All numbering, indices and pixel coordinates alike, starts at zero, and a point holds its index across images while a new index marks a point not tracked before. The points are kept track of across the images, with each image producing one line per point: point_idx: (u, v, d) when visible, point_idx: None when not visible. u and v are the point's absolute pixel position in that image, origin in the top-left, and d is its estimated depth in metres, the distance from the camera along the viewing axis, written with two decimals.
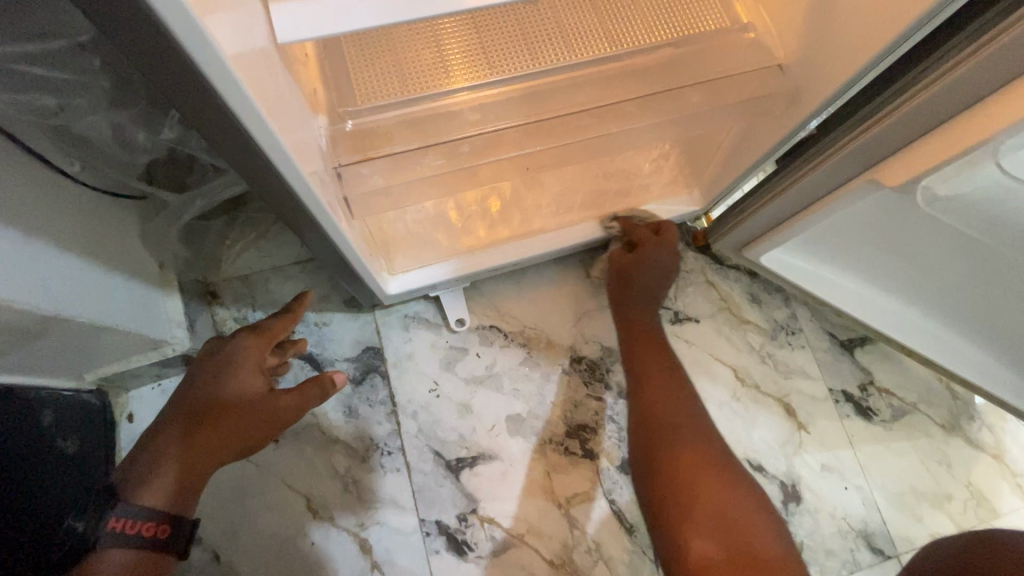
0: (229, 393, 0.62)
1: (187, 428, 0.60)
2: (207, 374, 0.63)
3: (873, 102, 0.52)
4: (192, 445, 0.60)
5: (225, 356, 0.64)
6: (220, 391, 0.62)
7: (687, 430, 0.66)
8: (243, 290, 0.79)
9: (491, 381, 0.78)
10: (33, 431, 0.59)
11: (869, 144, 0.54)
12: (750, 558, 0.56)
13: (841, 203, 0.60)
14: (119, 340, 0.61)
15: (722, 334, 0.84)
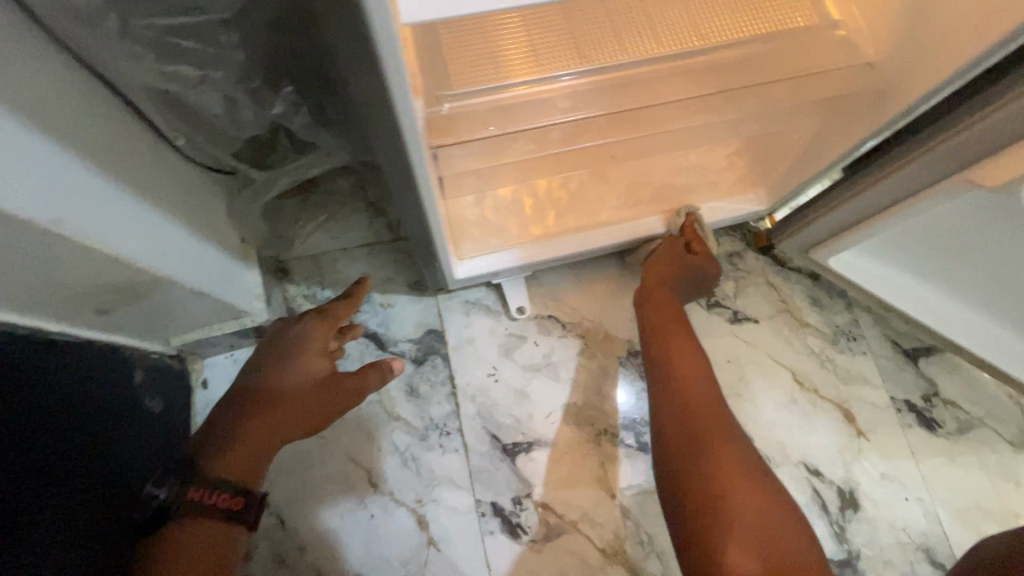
0: (297, 375, 0.63)
1: (257, 404, 0.61)
2: (276, 355, 0.64)
3: (975, 102, 0.51)
4: (267, 417, 0.61)
5: (291, 338, 0.65)
6: (288, 372, 0.63)
7: (728, 432, 0.61)
8: (312, 269, 0.82)
9: (549, 369, 0.80)
10: (129, 389, 0.63)
11: (968, 143, 0.53)
12: (786, 571, 0.51)
13: (928, 205, 0.60)
14: (208, 308, 0.64)
15: (782, 336, 0.83)
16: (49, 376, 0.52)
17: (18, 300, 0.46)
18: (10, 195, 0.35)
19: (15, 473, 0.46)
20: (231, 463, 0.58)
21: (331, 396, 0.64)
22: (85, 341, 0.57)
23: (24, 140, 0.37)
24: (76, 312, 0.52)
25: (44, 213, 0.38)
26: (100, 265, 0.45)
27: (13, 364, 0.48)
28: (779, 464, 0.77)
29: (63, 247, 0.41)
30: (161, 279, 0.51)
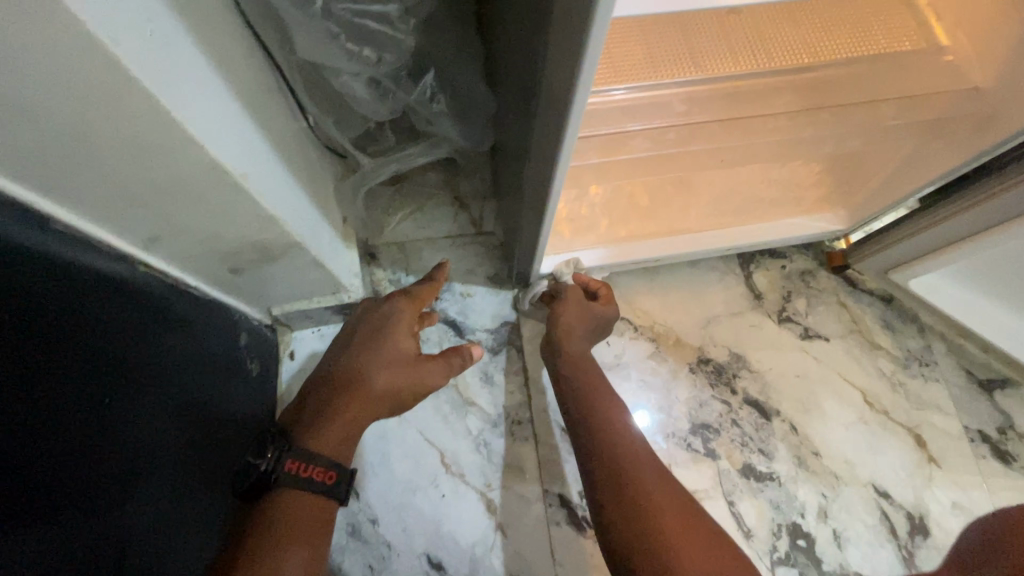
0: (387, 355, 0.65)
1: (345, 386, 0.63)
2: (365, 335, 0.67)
3: None
4: (365, 389, 0.63)
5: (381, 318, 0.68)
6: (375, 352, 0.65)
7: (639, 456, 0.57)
8: (398, 255, 0.86)
9: (620, 369, 0.81)
10: (237, 349, 0.67)
11: None
12: None
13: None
14: (315, 279, 0.68)
15: (853, 356, 0.83)
16: (191, 326, 0.56)
17: (178, 248, 0.50)
18: (217, 143, 0.40)
19: (165, 410, 0.50)
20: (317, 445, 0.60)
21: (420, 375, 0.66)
22: (211, 299, 0.61)
23: (226, 100, 0.42)
24: (213, 268, 0.56)
25: (235, 164, 0.42)
26: (255, 223, 0.50)
27: (168, 310, 0.52)
28: (847, 483, 0.77)
29: (236, 201, 0.45)
30: (294, 242, 0.56)
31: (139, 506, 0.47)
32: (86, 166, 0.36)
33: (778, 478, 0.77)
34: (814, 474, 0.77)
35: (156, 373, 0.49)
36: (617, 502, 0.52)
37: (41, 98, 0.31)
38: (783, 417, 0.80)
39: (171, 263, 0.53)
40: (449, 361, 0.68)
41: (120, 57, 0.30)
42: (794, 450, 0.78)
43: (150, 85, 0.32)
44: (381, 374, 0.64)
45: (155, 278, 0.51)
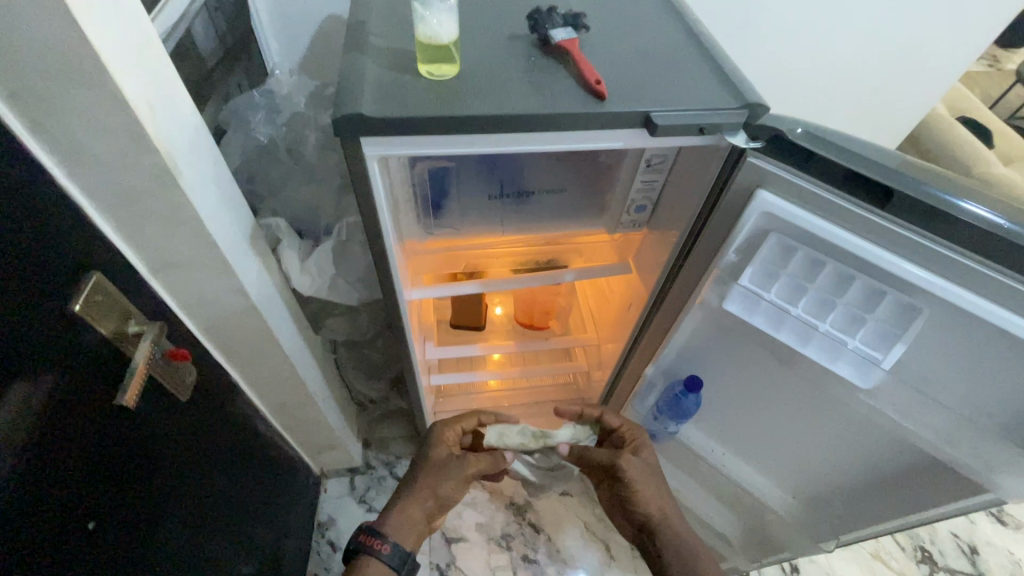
0: (433, 461, 1.09)
1: (428, 473, 1.08)
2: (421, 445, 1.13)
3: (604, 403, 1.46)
4: (441, 486, 1.06)
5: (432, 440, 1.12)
6: (426, 454, 1.10)
7: (665, 505, 1.06)
8: (379, 445, 1.83)
9: (472, 504, 1.74)
10: (308, 490, 1.63)
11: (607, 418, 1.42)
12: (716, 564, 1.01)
13: None
14: (344, 455, 1.67)
15: (583, 503, 1.77)
16: (296, 483, 1.52)
17: (305, 444, 1.51)
18: (333, 420, 1.45)
19: (283, 518, 1.42)
20: (394, 523, 1.00)
21: (444, 471, 1.07)
22: (306, 466, 1.61)
23: (335, 404, 1.47)
24: (312, 450, 1.57)
25: (334, 424, 1.46)
26: (332, 437, 1.52)
27: (294, 476, 1.50)
28: (571, 566, 1.65)
29: (329, 432, 1.48)
30: (341, 443, 1.57)
31: (272, 550, 1.34)
32: (299, 427, 1.40)
33: (540, 562, 1.65)
34: (557, 561, 1.66)
35: (285, 500, 1.43)
36: (682, 554, 1.02)
37: (300, 417, 1.35)
38: (546, 532, 1.71)
39: (302, 450, 1.54)
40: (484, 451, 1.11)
41: (323, 407, 1.34)
42: (549, 548, 1.68)
43: (325, 410, 1.37)
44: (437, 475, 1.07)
45: (295, 462, 1.51)
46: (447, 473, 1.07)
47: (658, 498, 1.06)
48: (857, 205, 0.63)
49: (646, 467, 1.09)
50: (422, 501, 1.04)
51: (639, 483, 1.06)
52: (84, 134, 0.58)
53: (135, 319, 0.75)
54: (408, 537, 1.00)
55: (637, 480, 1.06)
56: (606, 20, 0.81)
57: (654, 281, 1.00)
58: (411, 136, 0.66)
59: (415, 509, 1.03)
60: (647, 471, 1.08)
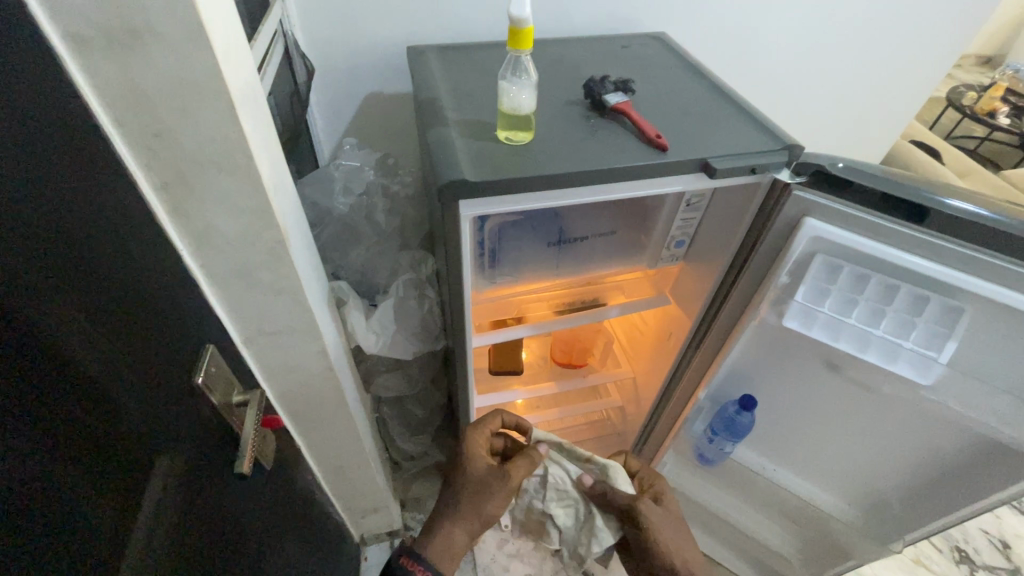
0: (474, 481, 1.01)
1: (468, 496, 1.01)
2: (461, 461, 1.04)
3: (646, 435, 1.49)
4: (484, 508, 1.01)
5: (472, 455, 1.03)
6: (467, 472, 1.01)
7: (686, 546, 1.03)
8: (416, 504, 1.80)
9: (518, 556, 1.71)
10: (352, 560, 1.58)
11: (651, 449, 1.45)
12: None
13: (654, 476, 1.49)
14: (385, 517, 1.64)
15: None
16: (343, 552, 1.47)
17: (350, 509, 1.49)
18: (380, 480, 1.44)
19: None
20: (437, 553, 0.96)
21: (487, 492, 1.01)
22: (349, 534, 1.57)
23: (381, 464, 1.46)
24: (356, 515, 1.54)
25: (381, 485, 1.45)
26: (377, 499, 1.50)
27: (341, 543, 1.46)
28: None
29: (375, 493, 1.46)
30: (385, 504, 1.54)
31: None
32: (348, 490, 1.38)
33: None
34: None
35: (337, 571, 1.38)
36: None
37: (351, 481, 1.34)
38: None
39: (347, 516, 1.51)
40: (519, 465, 1.03)
41: (373, 466, 1.34)
42: None
43: (374, 470, 1.36)
44: (478, 498, 1.01)
45: (342, 529, 1.47)
46: (488, 495, 1.01)
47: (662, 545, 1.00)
48: (896, 223, 0.73)
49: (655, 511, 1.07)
50: (464, 527, 1.00)
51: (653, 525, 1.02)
52: (216, 216, 0.64)
53: (237, 389, 0.77)
54: (449, 566, 0.97)
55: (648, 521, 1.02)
56: (642, 86, 0.93)
57: (698, 308, 1.08)
58: (501, 194, 0.74)
59: (458, 534, 0.99)
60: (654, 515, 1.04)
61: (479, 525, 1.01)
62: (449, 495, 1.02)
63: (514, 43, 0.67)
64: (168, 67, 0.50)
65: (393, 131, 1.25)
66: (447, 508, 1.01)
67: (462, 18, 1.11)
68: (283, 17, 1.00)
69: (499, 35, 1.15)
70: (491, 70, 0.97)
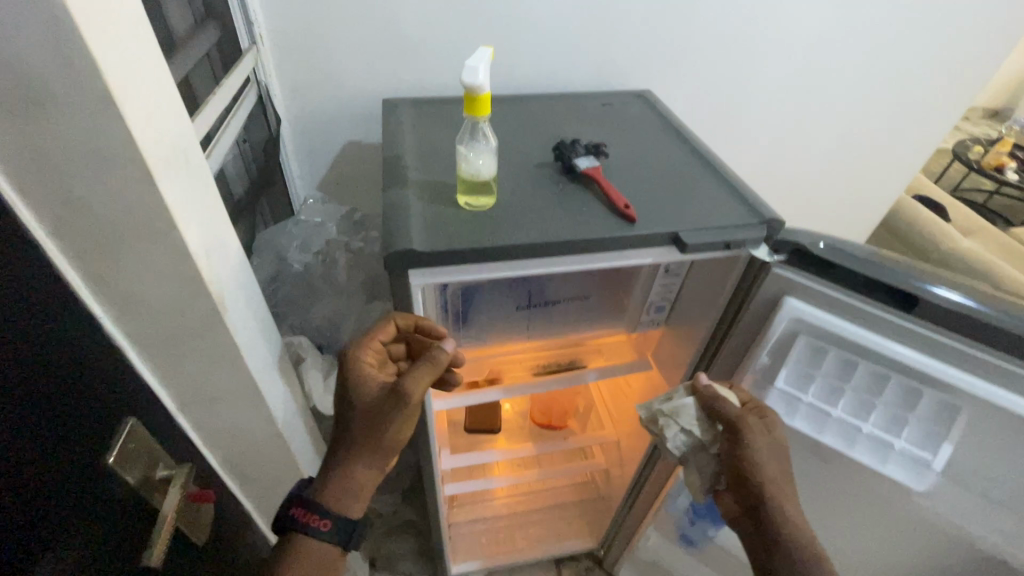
0: (362, 401, 0.74)
1: (359, 425, 0.74)
2: (343, 384, 0.76)
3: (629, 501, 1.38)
4: (392, 438, 0.74)
5: (359, 376, 0.75)
6: (354, 395, 0.74)
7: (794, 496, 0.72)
8: None
9: None
10: None
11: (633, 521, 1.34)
12: None
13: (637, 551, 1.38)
14: None
15: None
16: None
17: None
18: None
19: None
20: (337, 493, 0.72)
21: (382, 419, 0.72)
22: None
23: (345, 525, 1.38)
24: None
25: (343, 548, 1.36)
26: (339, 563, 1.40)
27: None
28: None
29: None
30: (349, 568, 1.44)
31: None
32: None
33: None
34: None
35: None
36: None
37: None
38: None
39: None
40: (423, 372, 0.74)
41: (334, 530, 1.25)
42: None
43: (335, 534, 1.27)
44: (373, 416, 0.73)
45: None
46: (386, 418, 0.72)
47: (761, 452, 0.71)
48: (886, 311, 0.67)
49: (781, 468, 0.72)
50: (364, 458, 0.73)
51: (767, 484, 0.71)
52: (141, 286, 0.59)
53: (162, 465, 0.71)
54: (353, 504, 0.73)
55: (761, 476, 0.71)
56: (618, 148, 0.89)
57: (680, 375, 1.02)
58: (455, 264, 0.69)
59: (359, 471, 0.73)
60: (781, 475, 0.72)
61: (383, 458, 0.75)
62: (338, 429, 0.75)
63: (471, 110, 0.64)
64: (75, 133, 0.46)
65: (371, 179, 1.22)
66: (337, 445, 0.75)
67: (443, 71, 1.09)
68: (257, 68, 0.99)
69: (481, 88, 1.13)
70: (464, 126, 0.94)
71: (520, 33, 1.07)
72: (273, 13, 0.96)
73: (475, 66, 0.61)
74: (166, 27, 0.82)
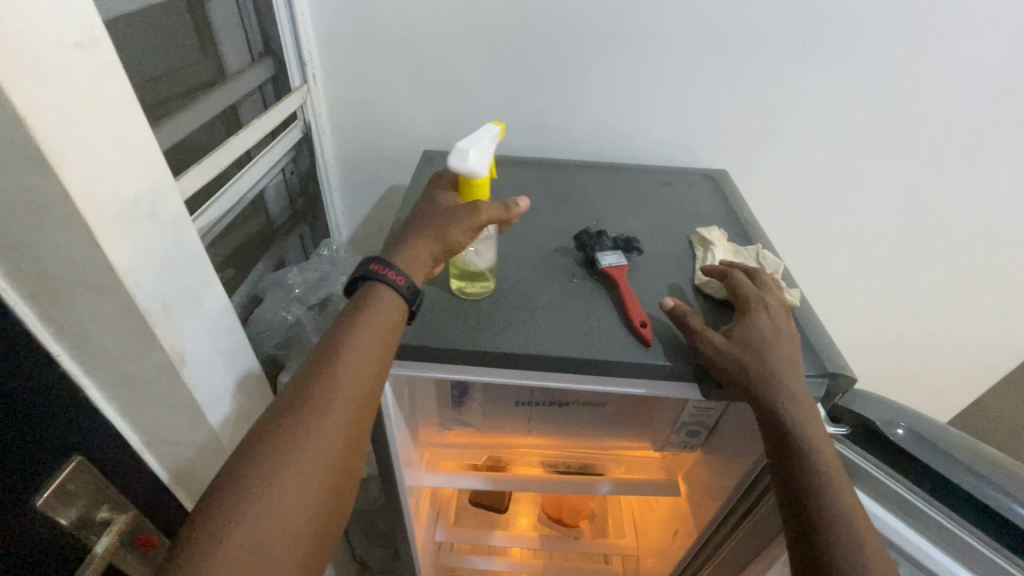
0: (438, 200, 0.62)
1: (436, 209, 0.61)
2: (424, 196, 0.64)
3: None
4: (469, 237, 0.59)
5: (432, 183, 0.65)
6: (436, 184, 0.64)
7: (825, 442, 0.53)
8: None
9: None
10: None
11: None
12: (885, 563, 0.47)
13: None
14: None
15: None
16: None
17: None
18: None
19: None
20: (405, 258, 0.58)
21: (456, 208, 0.59)
22: None
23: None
24: None
25: None
26: None
27: None
28: None
29: None
30: None
31: None
32: None
33: None
34: None
35: None
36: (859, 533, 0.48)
37: None
38: None
39: None
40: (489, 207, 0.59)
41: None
42: None
43: None
44: (456, 205, 0.60)
45: None
46: (465, 204, 0.60)
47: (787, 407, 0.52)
48: (989, 544, 0.46)
49: (778, 370, 0.54)
50: (426, 232, 0.59)
51: (793, 442, 0.52)
52: (98, 332, 0.57)
53: (107, 502, 0.64)
54: (414, 274, 0.58)
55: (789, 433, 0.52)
56: (662, 241, 0.76)
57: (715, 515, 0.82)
58: (426, 360, 0.60)
59: (417, 247, 0.59)
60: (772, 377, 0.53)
61: (439, 241, 0.59)
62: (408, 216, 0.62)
63: (465, 192, 0.60)
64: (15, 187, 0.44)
65: None
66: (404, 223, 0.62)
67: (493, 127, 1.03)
68: (310, 107, 0.99)
69: (531, 147, 1.05)
70: (493, 192, 0.86)
71: (580, 94, 0.98)
72: (331, 57, 0.96)
73: (467, 146, 0.57)
74: (220, 65, 0.84)
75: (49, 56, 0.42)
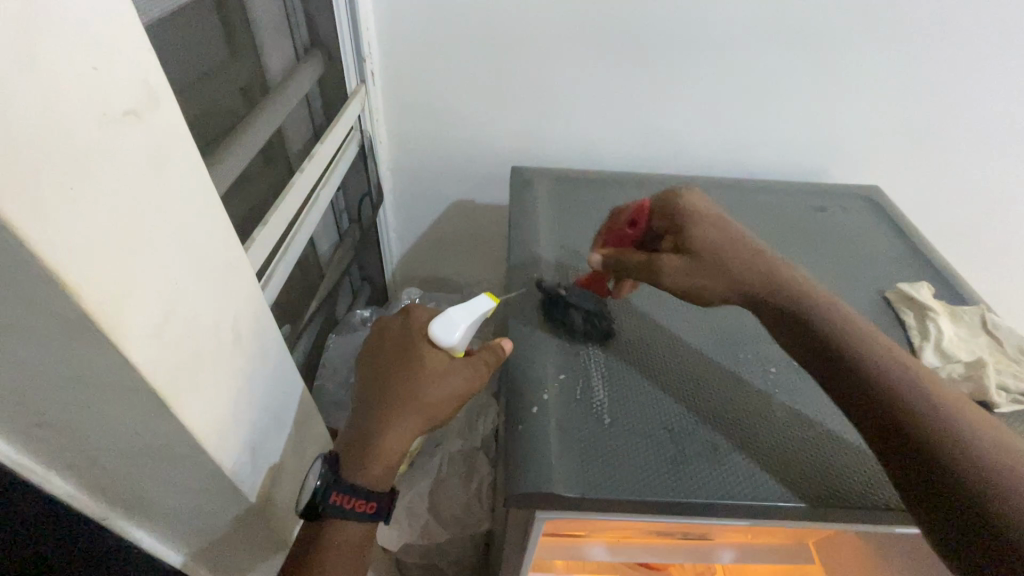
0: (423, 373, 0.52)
1: (412, 383, 0.52)
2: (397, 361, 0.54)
3: None
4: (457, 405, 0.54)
5: (404, 331, 0.56)
6: (414, 373, 0.52)
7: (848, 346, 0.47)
8: None
9: None
10: None
11: None
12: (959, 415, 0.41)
13: None
14: None
15: None
16: None
17: None
18: None
19: None
20: (380, 463, 0.51)
21: (446, 381, 0.52)
22: None
23: None
24: None
25: None
26: None
27: None
28: None
29: None
30: None
31: None
32: None
33: None
34: None
35: None
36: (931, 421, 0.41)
37: None
38: None
39: None
40: (480, 362, 0.53)
41: None
42: None
43: None
44: (444, 373, 0.52)
45: None
46: (449, 379, 0.52)
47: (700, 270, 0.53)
48: None
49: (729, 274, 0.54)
50: (407, 417, 0.51)
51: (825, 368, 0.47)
52: (154, 491, 0.40)
53: None
54: (392, 478, 0.53)
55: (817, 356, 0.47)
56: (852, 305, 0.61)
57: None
58: (614, 503, 0.44)
59: (394, 437, 0.51)
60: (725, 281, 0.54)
61: (424, 419, 0.52)
62: (379, 388, 0.53)
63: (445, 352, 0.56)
64: (34, 344, 0.27)
65: (479, 247, 1.01)
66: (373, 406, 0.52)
67: (588, 137, 0.84)
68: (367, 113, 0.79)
69: (632, 162, 0.87)
70: None
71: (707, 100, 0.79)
72: (395, 50, 0.75)
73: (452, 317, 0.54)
74: (263, 72, 0.63)
75: (71, 118, 0.22)
